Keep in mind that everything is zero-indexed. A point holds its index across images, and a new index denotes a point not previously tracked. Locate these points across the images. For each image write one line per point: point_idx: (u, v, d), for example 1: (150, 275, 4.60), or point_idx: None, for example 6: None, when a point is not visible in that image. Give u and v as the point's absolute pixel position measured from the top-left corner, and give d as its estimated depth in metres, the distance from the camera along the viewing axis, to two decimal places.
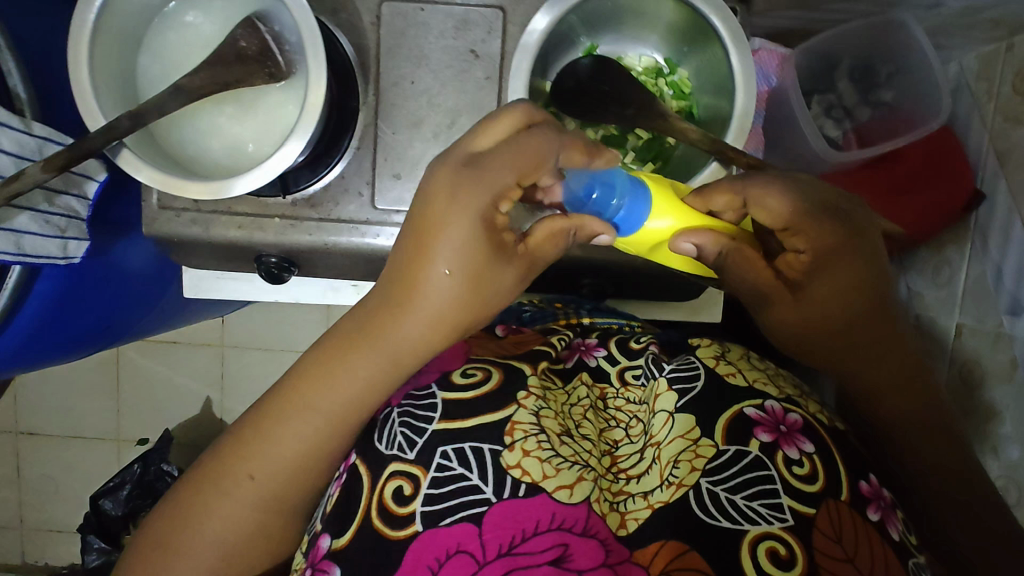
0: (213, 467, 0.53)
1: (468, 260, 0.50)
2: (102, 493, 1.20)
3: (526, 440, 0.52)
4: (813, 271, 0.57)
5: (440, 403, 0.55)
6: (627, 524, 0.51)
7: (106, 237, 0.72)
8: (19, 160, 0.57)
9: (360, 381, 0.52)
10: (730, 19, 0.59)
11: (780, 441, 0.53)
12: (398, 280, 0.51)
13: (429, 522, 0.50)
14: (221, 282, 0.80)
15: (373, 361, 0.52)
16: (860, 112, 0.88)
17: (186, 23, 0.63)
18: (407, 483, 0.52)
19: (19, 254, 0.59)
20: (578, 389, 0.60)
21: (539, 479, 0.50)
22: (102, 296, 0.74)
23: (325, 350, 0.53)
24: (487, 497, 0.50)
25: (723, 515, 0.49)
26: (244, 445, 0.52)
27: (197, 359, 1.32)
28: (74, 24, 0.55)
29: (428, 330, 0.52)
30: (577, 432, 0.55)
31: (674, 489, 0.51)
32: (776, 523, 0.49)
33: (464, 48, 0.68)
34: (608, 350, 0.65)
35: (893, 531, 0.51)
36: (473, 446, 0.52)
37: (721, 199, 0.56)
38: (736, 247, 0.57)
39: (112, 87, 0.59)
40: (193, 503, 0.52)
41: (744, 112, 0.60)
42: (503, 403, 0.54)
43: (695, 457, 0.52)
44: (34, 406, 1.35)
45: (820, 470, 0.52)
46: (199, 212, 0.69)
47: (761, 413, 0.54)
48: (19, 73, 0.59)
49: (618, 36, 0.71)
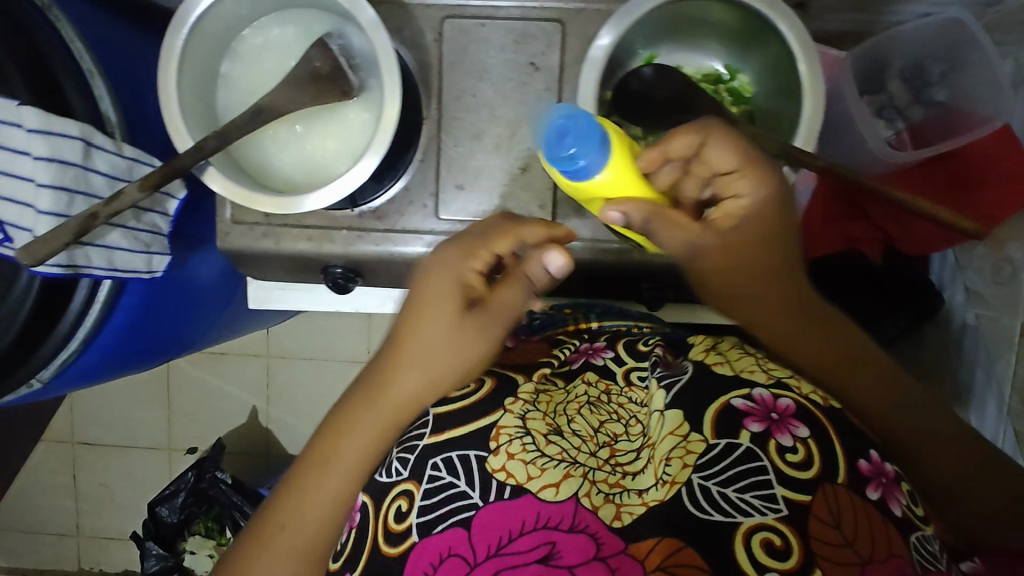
0: (258, 522, 0.58)
1: (457, 330, 0.54)
2: (160, 501, 1.26)
3: (511, 443, 0.56)
4: (751, 217, 0.54)
5: (432, 420, 0.60)
6: (622, 516, 0.52)
7: (182, 251, 0.75)
8: (113, 181, 0.61)
9: (363, 431, 0.56)
10: (797, 27, 0.59)
11: (772, 429, 0.55)
12: (391, 349, 0.56)
13: (426, 529, 0.54)
14: (285, 292, 0.84)
15: (374, 418, 0.56)
16: (912, 112, 0.87)
17: (265, 47, 0.65)
18: (405, 501, 0.57)
19: (111, 269, 0.62)
20: (578, 387, 0.63)
21: (524, 481, 0.54)
22: (175, 306, 0.76)
23: (338, 416, 0.57)
24: (475, 502, 0.54)
25: (715, 508, 0.51)
26: (280, 504, 0.57)
27: (244, 369, 1.36)
28: (164, 47, 0.58)
29: (418, 387, 0.56)
30: (568, 428, 0.58)
31: (668, 487, 0.52)
32: (770, 514, 0.51)
33: (524, 61, 0.69)
34: (615, 351, 0.68)
35: (895, 507, 0.54)
36: (460, 455, 0.57)
37: (678, 141, 0.52)
38: (669, 217, 0.52)
39: (197, 109, 0.62)
40: (248, 551, 0.56)
41: (811, 120, 0.59)
42: (491, 410, 0.59)
43: (686, 453, 0.54)
44: (91, 417, 1.40)
45: (815, 454, 0.54)
46: (270, 225, 0.72)
47: (748, 403, 0.56)
48: (109, 97, 0.62)
49: (676, 46, 0.70)
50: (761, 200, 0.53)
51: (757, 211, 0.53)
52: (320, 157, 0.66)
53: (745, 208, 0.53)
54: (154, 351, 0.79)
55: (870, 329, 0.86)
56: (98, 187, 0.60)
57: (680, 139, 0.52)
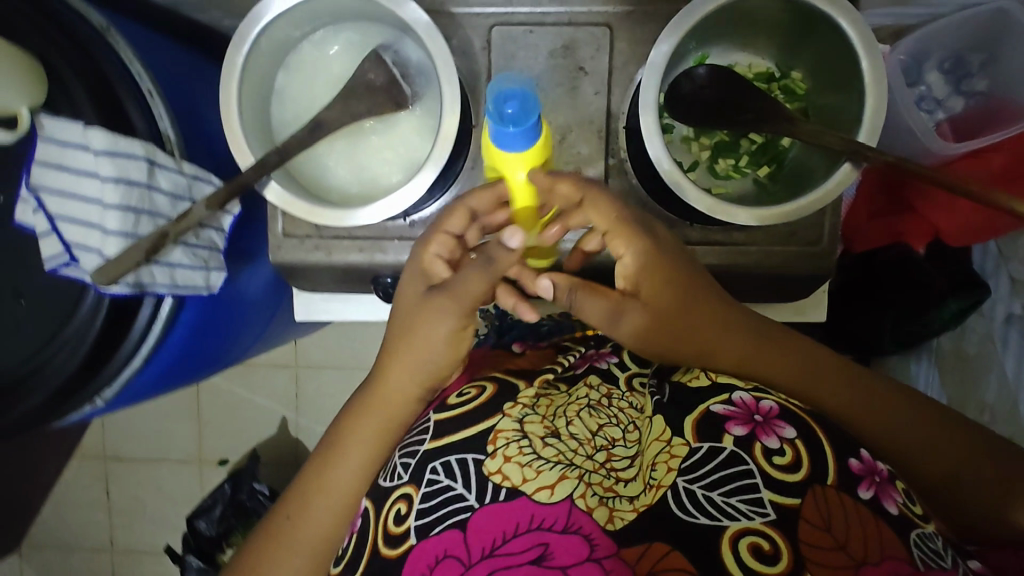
0: (274, 514, 0.62)
1: (432, 311, 0.57)
2: (198, 514, 1.26)
3: (508, 446, 0.54)
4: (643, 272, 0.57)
5: (434, 425, 0.59)
6: (615, 519, 0.49)
7: (236, 266, 0.75)
8: (177, 200, 0.62)
9: (367, 429, 0.61)
10: (855, 19, 0.58)
11: (757, 431, 0.51)
12: (388, 346, 0.61)
13: (425, 530, 0.52)
14: (331, 303, 0.84)
15: (375, 412, 0.61)
16: (952, 103, 0.82)
17: (321, 59, 0.66)
18: (404, 504, 0.55)
19: (173, 286, 0.62)
20: (581, 390, 0.61)
21: (519, 484, 0.51)
22: (228, 320, 0.77)
23: (348, 413, 0.62)
24: (471, 504, 0.52)
25: (700, 512, 0.48)
26: (293, 496, 0.62)
27: (273, 380, 1.37)
28: (226, 64, 0.58)
29: (411, 377, 0.60)
30: (566, 431, 0.56)
31: (654, 491, 0.50)
32: (757, 518, 0.48)
33: (573, 65, 0.69)
34: (620, 356, 0.66)
35: (891, 506, 0.50)
36: (457, 459, 0.55)
37: (562, 185, 0.55)
38: (585, 290, 0.58)
39: (256, 124, 0.62)
40: (261, 541, 0.61)
41: (874, 115, 0.59)
42: (488, 415, 0.58)
43: (670, 457, 0.51)
44: (123, 431, 1.41)
45: (804, 457, 0.50)
46: (321, 238, 0.73)
47: (730, 407, 0.53)
48: (169, 117, 0.62)
49: (727, 46, 0.70)
50: (640, 256, 0.56)
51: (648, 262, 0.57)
52: (375, 169, 0.67)
53: (635, 265, 0.56)
54: (203, 367, 0.79)
55: (914, 323, 0.86)
56: (163, 206, 0.61)
57: (564, 185, 0.55)
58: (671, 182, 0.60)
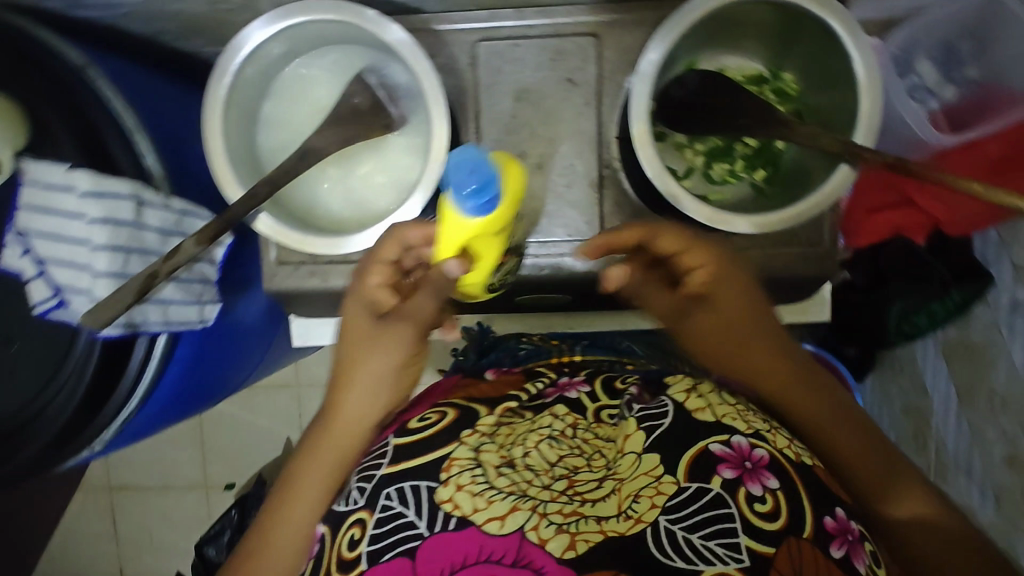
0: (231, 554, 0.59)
1: (383, 336, 0.59)
2: (206, 541, 1.24)
3: (461, 475, 0.55)
4: (716, 280, 0.56)
5: (390, 450, 0.59)
6: (576, 545, 0.50)
7: (232, 296, 0.74)
8: (167, 236, 0.61)
9: (325, 455, 0.59)
10: (842, 15, 0.57)
11: (743, 477, 0.53)
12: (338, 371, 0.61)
13: (374, 557, 0.53)
14: (329, 327, 0.83)
15: (332, 438, 0.59)
16: (944, 91, 0.80)
17: (308, 86, 0.66)
18: (357, 529, 0.55)
19: (167, 323, 0.62)
20: (544, 418, 0.61)
21: (469, 513, 0.53)
22: (225, 351, 0.75)
23: (306, 442, 0.61)
24: (420, 531, 0.53)
25: (677, 554, 0.50)
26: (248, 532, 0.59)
27: (275, 402, 1.35)
28: (209, 98, 0.57)
29: (366, 400, 0.60)
30: (522, 462, 0.57)
31: (632, 522, 0.51)
32: (732, 563, 0.49)
33: (561, 77, 0.68)
34: (591, 386, 0.65)
35: (860, 566, 0.50)
36: (411, 486, 0.56)
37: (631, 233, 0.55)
38: (650, 289, 0.59)
39: (243, 155, 0.61)
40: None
41: (871, 115, 0.58)
42: (446, 440, 0.58)
43: (655, 494, 0.53)
44: (126, 461, 1.40)
45: (783, 507, 0.52)
46: (316, 264, 0.72)
47: (726, 449, 0.54)
48: (154, 151, 0.60)
49: (716, 49, 0.69)
50: (719, 265, 0.56)
51: (720, 272, 0.57)
52: (365, 196, 0.66)
53: (711, 274, 0.56)
54: (198, 402, 0.77)
55: (919, 317, 0.85)
56: (153, 243, 0.60)
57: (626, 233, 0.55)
58: (668, 194, 0.59)
